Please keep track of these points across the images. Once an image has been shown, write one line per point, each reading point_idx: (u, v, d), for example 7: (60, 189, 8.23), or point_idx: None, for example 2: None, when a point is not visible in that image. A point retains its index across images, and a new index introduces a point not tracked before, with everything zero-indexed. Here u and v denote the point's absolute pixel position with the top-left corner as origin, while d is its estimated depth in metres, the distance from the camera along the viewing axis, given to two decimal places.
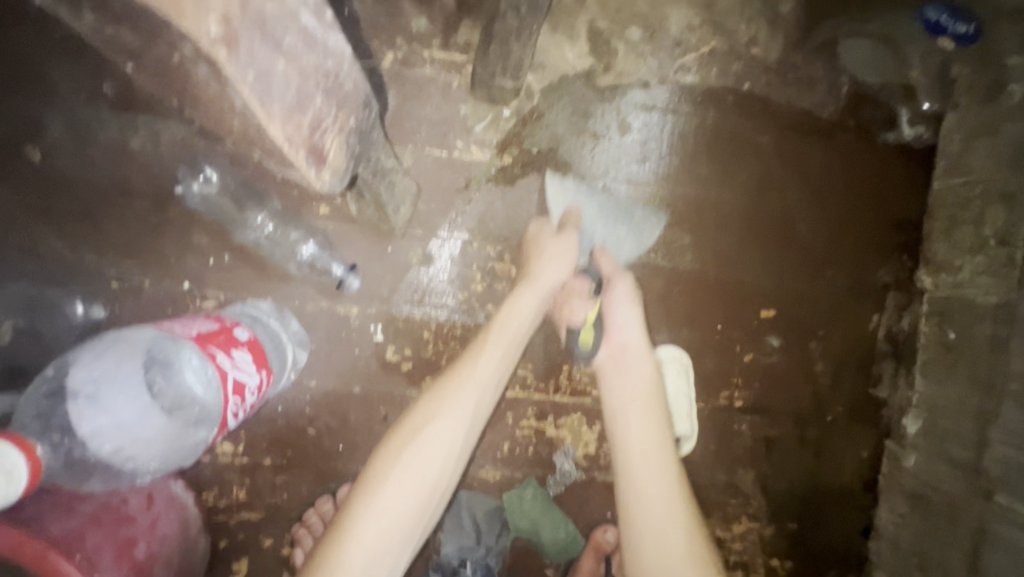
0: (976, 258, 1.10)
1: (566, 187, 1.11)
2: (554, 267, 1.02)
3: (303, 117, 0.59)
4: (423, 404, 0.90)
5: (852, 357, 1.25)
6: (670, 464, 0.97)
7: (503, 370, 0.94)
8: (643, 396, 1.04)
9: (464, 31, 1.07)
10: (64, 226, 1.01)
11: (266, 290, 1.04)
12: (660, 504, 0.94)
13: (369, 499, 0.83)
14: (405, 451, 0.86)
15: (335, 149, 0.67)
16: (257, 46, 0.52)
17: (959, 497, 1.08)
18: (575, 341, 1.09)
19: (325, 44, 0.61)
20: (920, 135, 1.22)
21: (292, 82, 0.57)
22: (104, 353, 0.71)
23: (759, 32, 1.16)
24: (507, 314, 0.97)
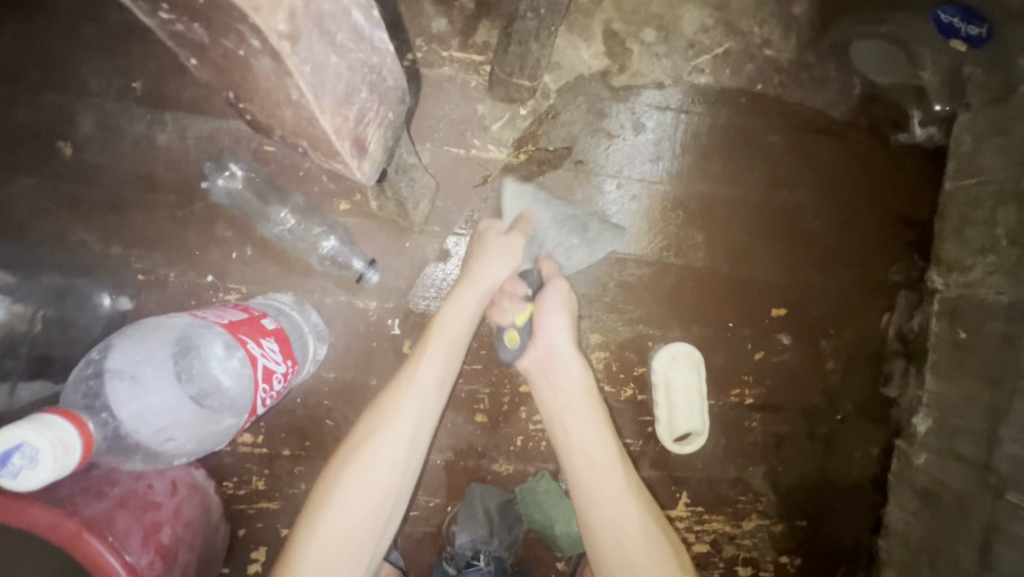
0: (986, 257, 1.12)
1: (522, 194, 1.12)
2: (495, 265, 0.99)
3: (349, 110, 0.61)
4: (364, 421, 0.91)
5: (863, 356, 1.26)
6: (620, 468, 0.98)
7: (445, 378, 0.95)
8: (580, 404, 1.02)
9: (482, 31, 1.09)
10: (92, 219, 1.04)
11: (287, 283, 1.07)
12: (615, 508, 0.94)
13: (318, 516, 0.84)
14: (349, 465, 0.87)
15: (375, 142, 0.70)
16: (316, 42, 0.55)
17: (970, 494, 1.09)
18: (502, 341, 1.03)
19: (372, 41, 0.63)
20: (932, 135, 1.23)
21: (343, 76, 0.59)
22: (146, 339, 0.74)
23: (772, 33, 1.18)
24: (446, 319, 0.96)
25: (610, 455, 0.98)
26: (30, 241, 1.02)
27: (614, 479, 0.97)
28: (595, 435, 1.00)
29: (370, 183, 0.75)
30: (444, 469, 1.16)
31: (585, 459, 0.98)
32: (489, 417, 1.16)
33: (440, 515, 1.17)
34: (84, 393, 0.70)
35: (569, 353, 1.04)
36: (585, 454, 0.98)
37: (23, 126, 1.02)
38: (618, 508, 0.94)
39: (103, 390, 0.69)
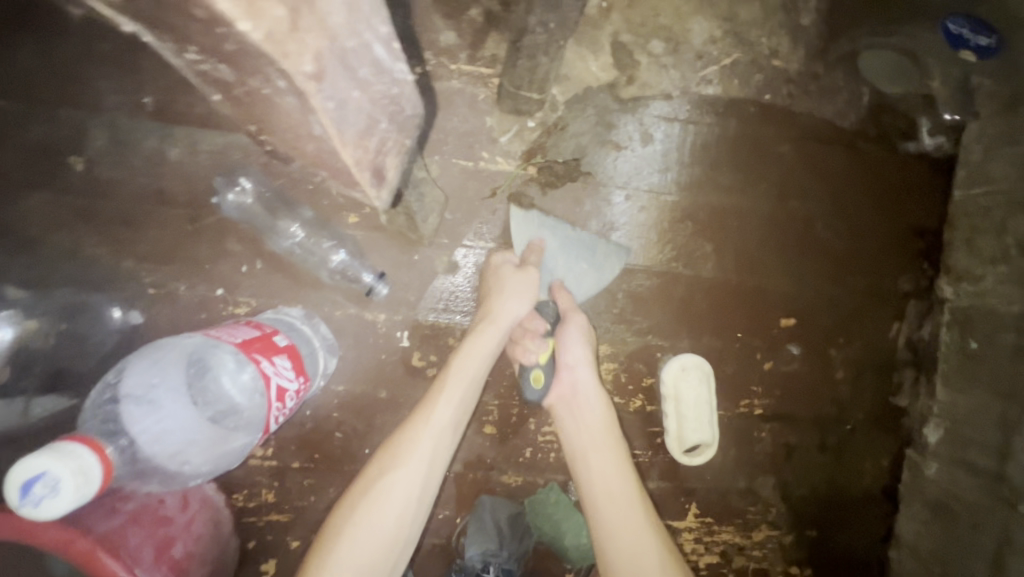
0: (998, 267, 1.11)
1: (529, 222, 1.11)
2: (514, 303, 1.00)
3: (371, 140, 0.65)
4: (379, 460, 0.91)
5: (872, 366, 1.25)
6: (640, 505, 0.97)
7: (460, 416, 0.95)
8: (597, 438, 1.03)
9: (491, 44, 1.10)
10: (104, 233, 1.04)
11: (297, 296, 1.07)
12: (633, 546, 0.93)
13: (331, 556, 0.84)
14: (362, 504, 0.87)
15: (393, 168, 0.77)
16: (340, 78, 0.55)
17: (982, 506, 1.09)
18: (527, 382, 1.05)
19: (393, 73, 0.65)
20: (941, 145, 1.22)
21: (364, 110, 0.62)
22: (159, 360, 0.74)
23: (780, 44, 1.18)
24: (463, 356, 0.96)
25: (627, 492, 0.98)
26: (41, 255, 1.03)
27: (630, 516, 0.96)
28: (614, 472, 0.99)
29: (384, 206, 0.82)
30: (453, 481, 1.16)
31: (598, 496, 0.97)
32: (499, 428, 1.16)
33: (450, 527, 1.17)
34: (98, 419, 0.69)
35: (592, 389, 1.05)
36: (604, 490, 0.98)
37: (35, 141, 1.02)
38: (635, 549, 0.93)
39: (118, 415, 0.68)
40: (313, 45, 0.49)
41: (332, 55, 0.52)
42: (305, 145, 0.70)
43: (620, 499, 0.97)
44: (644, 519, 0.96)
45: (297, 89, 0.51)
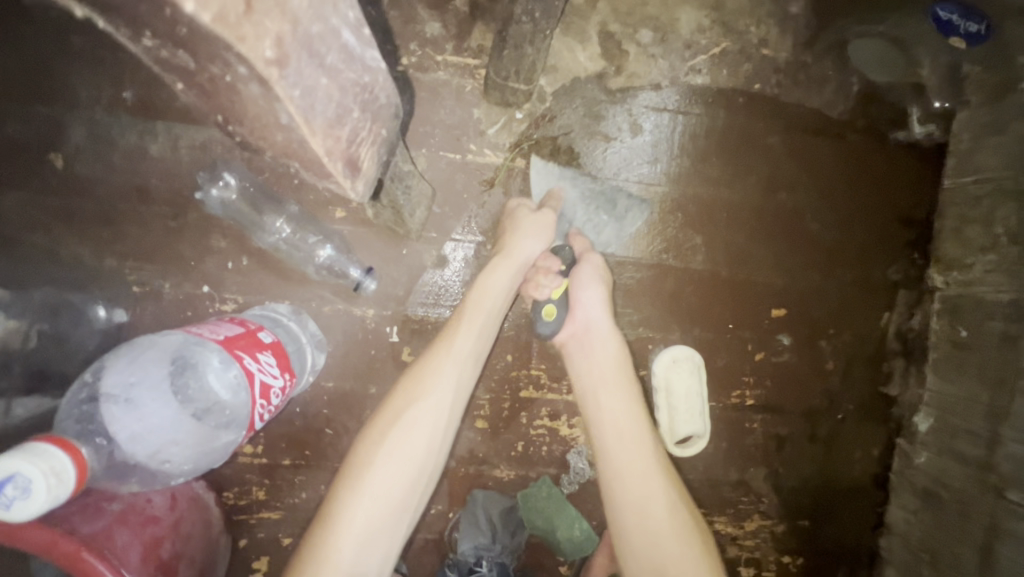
0: (987, 256, 1.11)
1: (547, 171, 1.12)
2: (530, 242, 1.01)
3: (341, 130, 0.62)
4: (403, 387, 0.90)
5: (863, 356, 1.25)
6: (649, 444, 0.98)
7: (479, 345, 0.95)
8: (612, 375, 1.03)
9: (477, 35, 1.08)
10: (87, 231, 1.03)
11: (283, 292, 1.06)
12: (641, 484, 0.95)
13: (356, 484, 0.83)
14: (389, 435, 0.86)
15: (369, 159, 0.71)
16: (305, 66, 0.55)
17: (970, 493, 1.10)
18: (539, 316, 1.04)
19: (363, 59, 0.63)
20: (931, 133, 1.22)
21: (334, 98, 0.60)
22: (140, 359, 0.73)
23: (769, 32, 1.17)
24: (480, 291, 0.97)
25: (638, 435, 0.99)
26: (24, 254, 1.01)
27: (642, 458, 0.97)
28: (627, 411, 1.00)
29: (366, 197, 0.77)
30: (445, 476, 1.16)
31: (615, 432, 0.99)
32: (490, 422, 1.16)
33: (443, 522, 1.17)
34: (76, 419, 0.68)
35: (605, 327, 1.05)
36: (616, 427, 0.99)
37: (13, 138, 1.00)
38: (647, 489, 0.94)
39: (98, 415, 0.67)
40: (274, 31, 0.50)
41: (294, 42, 0.53)
42: (277, 137, 0.68)
43: (631, 439, 0.98)
44: (654, 461, 0.97)
45: (258, 78, 0.52)
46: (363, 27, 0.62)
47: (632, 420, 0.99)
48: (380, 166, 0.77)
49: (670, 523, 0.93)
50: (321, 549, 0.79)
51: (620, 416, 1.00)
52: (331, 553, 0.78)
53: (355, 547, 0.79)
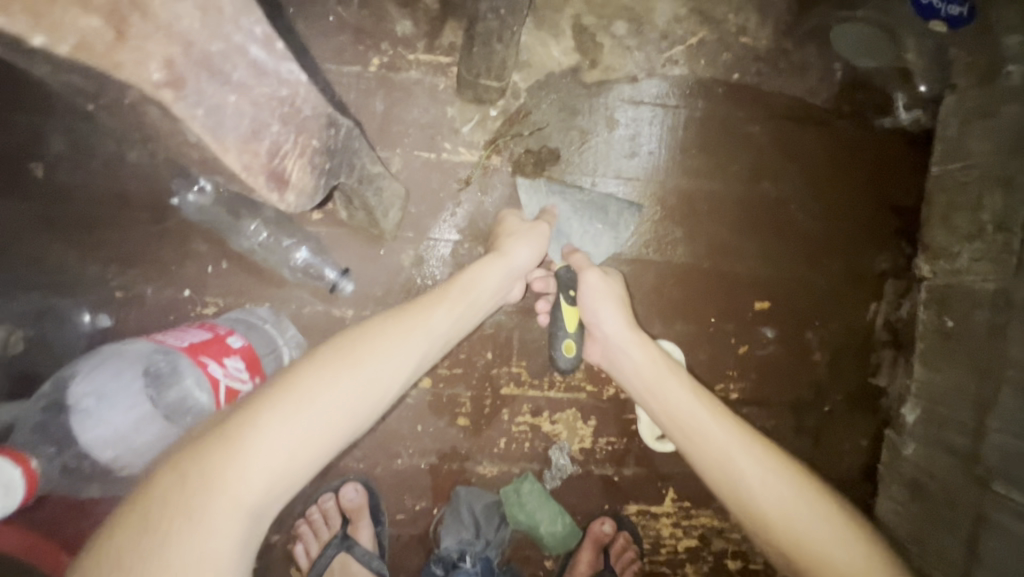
0: (973, 243, 1.08)
1: (536, 189, 1.11)
2: (523, 248, 0.98)
3: (259, 144, 0.67)
4: (368, 330, 0.73)
5: (850, 346, 1.24)
6: (717, 422, 0.90)
7: (458, 325, 0.83)
8: (653, 375, 0.97)
9: (449, 32, 1.08)
10: (69, 239, 1.04)
11: (263, 294, 1.07)
12: (723, 467, 0.87)
13: (286, 415, 0.62)
14: (342, 375, 0.67)
15: (300, 171, 0.72)
16: (206, 84, 0.62)
17: (956, 484, 1.08)
18: (558, 350, 1.06)
19: (279, 74, 0.67)
20: (917, 119, 1.19)
21: (246, 113, 0.65)
22: (103, 368, 0.73)
23: (749, 20, 1.15)
24: (471, 278, 0.88)
25: (704, 420, 0.91)
26: (9, 263, 1.03)
27: (715, 440, 0.89)
28: (682, 403, 0.93)
29: (308, 208, 0.77)
30: (429, 472, 1.17)
31: (687, 420, 0.92)
32: (472, 419, 1.17)
33: (428, 518, 1.18)
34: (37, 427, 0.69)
35: (623, 335, 1.00)
36: (676, 426, 0.93)
37: None
38: (733, 472, 0.86)
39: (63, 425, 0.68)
40: (159, 54, 0.59)
41: (187, 61, 0.61)
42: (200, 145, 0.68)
43: (695, 428, 0.91)
44: (727, 436, 0.89)
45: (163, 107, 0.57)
46: (274, 41, 0.66)
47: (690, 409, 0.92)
48: (326, 174, 0.77)
49: (779, 489, 0.83)
50: (210, 483, 0.57)
51: (680, 408, 0.93)
52: (205, 514, 0.56)
53: (261, 486, 0.59)
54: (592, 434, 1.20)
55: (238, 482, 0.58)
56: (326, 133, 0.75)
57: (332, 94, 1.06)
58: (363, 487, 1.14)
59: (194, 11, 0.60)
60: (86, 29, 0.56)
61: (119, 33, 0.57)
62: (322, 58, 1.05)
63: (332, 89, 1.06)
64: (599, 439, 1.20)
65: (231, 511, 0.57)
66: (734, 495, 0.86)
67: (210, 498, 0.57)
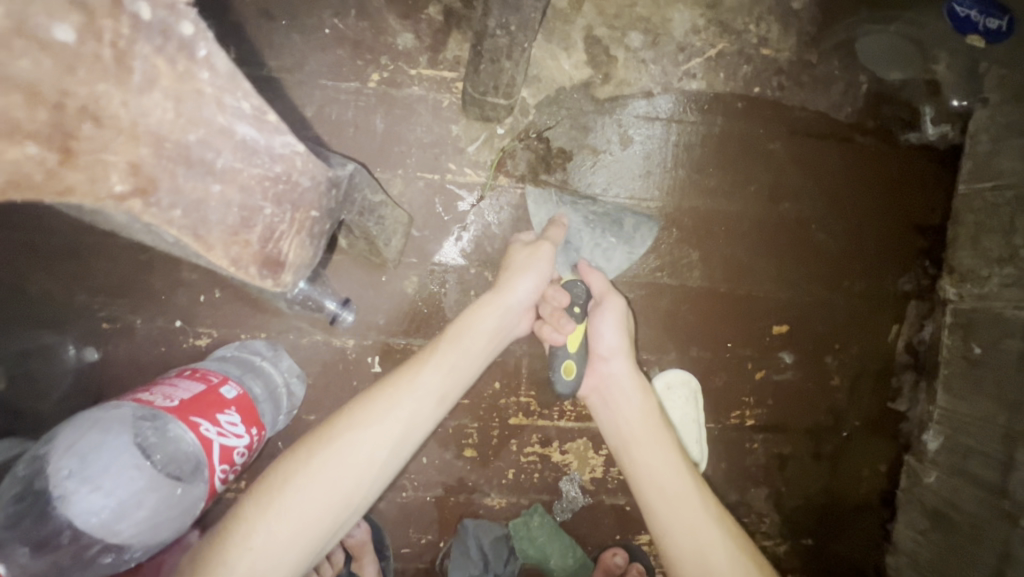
0: (1005, 269, 1.04)
1: (546, 199, 1.05)
2: (522, 282, 0.92)
3: (250, 233, 0.57)
4: (352, 407, 0.77)
5: (870, 370, 1.19)
6: (696, 492, 0.87)
7: (449, 387, 0.82)
8: (646, 427, 0.93)
9: (453, 45, 1.01)
10: (49, 267, 0.97)
11: (259, 325, 1.02)
12: (696, 539, 0.82)
13: (267, 501, 0.68)
14: (317, 455, 0.72)
15: (296, 249, 0.61)
16: (183, 180, 0.53)
17: (983, 518, 1.05)
18: (557, 372, 0.97)
19: (270, 150, 0.56)
20: (945, 134, 1.14)
21: (233, 202, 0.56)
22: (74, 442, 0.65)
23: (770, 31, 1.09)
24: (461, 328, 0.86)
25: (685, 486, 0.87)
26: None
27: (693, 509, 0.85)
28: (669, 467, 0.89)
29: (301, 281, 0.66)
30: (434, 505, 1.13)
31: (670, 480, 0.87)
32: (479, 452, 1.12)
33: (434, 551, 1.14)
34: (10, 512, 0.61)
35: (629, 379, 0.96)
36: (656, 484, 0.87)
37: None
38: (707, 545, 0.82)
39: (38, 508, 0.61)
40: (122, 162, 0.50)
41: (156, 160, 0.52)
42: None
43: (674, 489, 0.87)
44: (706, 509, 0.85)
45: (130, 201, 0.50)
46: (265, 112, 0.55)
47: (673, 470, 0.88)
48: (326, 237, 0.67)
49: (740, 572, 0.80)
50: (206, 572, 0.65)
51: (660, 470, 0.88)
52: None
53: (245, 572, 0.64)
54: (603, 463, 1.15)
55: (227, 566, 0.64)
56: (326, 200, 0.62)
57: (330, 112, 0.99)
58: (367, 522, 1.10)
59: (166, 100, 0.51)
60: (22, 158, 0.46)
61: (65, 152, 0.48)
62: (318, 74, 0.99)
63: (330, 106, 0.99)
64: (611, 469, 1.16)
65: None
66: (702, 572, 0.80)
67: None
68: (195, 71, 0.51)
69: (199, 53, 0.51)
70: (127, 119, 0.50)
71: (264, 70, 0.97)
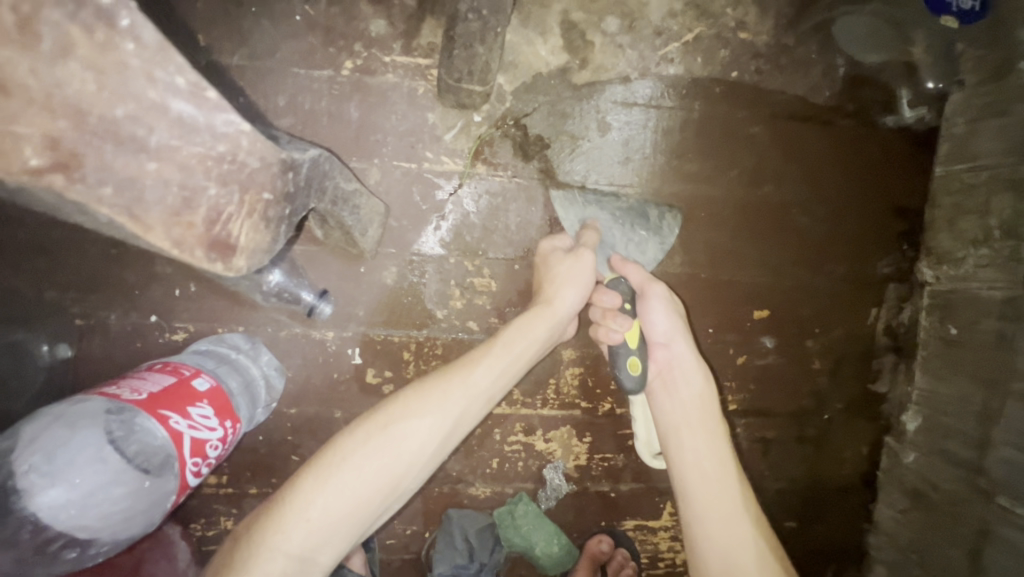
0: (980, 250, 1.05)
1: (571, 201, 1.06)
2: (570, 292, 0.94)
3: (192, 215, 0.54)
4: (408, 394, 0.81)
5: (851, 352, 1.20)
6: (738, 488, 0.87)
7: (497, 387, 0.86)
8: (698, 412, 0.93)
9: (427, 32, 1.00)
10: (18, 264, 0.95)
11: (236, 318, 1.01)
12: (728, 529, 0.83)
13: (323, 478, 0.72)
14: (374, 438, 0.75)
15: (249, 232, 0.59)
16: (114, 156, 0.50)
17: (961, 495, 1.06)
18: (624, 370, 0.95)
19: (212, 129, 0.53)
20: (922, 117, 1.15)
21: (170, 180, 0.52)
22: (40, 437, 0.65)
23: (747, 14, 1.08)
24: (516, 332, 0.89)
25: (727, 474, 0.88)
26: None
27: (732, 500, 0.86)
28: (714, 452, 0.90)
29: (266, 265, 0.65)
30: (419, 495, 1.13)
31: (711, 465, 0.89)
32: (463, 441, 1.12)
33: (419, 541, 1.14)
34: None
35: (690, 360, 0.96)
36: (699, 469, 0.88)
37: None
38: (737, 536, 0.83)
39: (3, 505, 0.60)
40: (36, 134, 0.47)
41: (78, 134, 0.48)
42: None
43: (717, 477, 0.88)
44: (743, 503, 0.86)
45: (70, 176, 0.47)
46: (202, 87, 0.52)
47: (717, 457, 0.89)
48: (286, 218, 0.65)
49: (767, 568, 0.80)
50: (260, 542, 0.68)
51: (701, 456, 0.89)
52: (254, 567, 0.66)
53: (300, 540, 0.68)
54: (587, 451, 1.16)
55: (280, 536, 0.68)
56: (279, 182, 0.61)
57: (303, 101, 0.98)
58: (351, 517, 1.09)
59: (85, 70, 0.47)
60: None
61: None
62: (289, 62, 0.97)
63: (303, 95, 0.98)
64: (595, 456, 1.16)
65: (273, 558, 0.67)
66: (724, 562, 0.81)
67: (259, 551, 0.67)
68: (116, 41, 0.47)
69: (121, 22, 0.47)
70: (42, 89, 0.46)
71: (234, 59, 0.96)
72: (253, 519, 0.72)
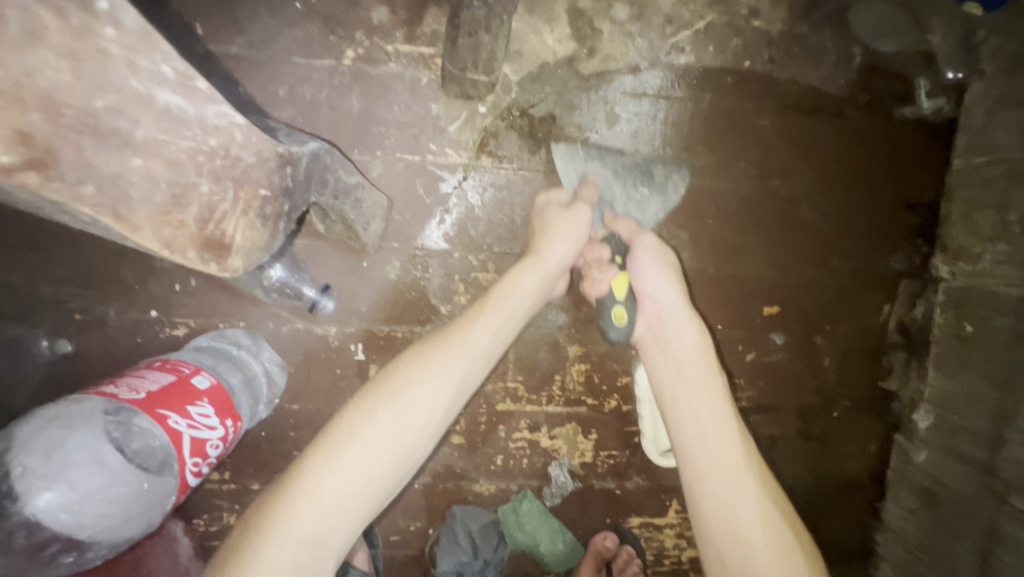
0: (997, 245, 1.02)
1: (574, 156, 1.02)
2: (562, 244, 0.92)
3: (184, 214, 0.52)
4: (409, 365, 0.79)
5: (860, 350, 1.18)
6: (738, 442, 0.86)
7: (495, 344, 0.84)
8: (693, 367, 0.92)
9: (431, 20, 0.97)
10: (15, 258, 0.94)
11: (236, 313, 0.99)
12: (729, 486, 0.82)
13: (331, 456, 0.70)
14: (379, 410, 0.74)
15: (244, 231, 0.58)
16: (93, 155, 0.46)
17: (973, 496, 1.04)
18: (608, 320, 0.96)
19: (201, 122, 0.51)
20: (939, 108, 1.11)
21: (158, 182, 0.50)
22: (39, 440, 0.64)
23: (759, 2, 1.05)
24: (508, 288, 0.87)
25: (725, 429, 0.86)
26: None
27: (728, 452, 0.85)
28: (711, 407, 0.88)
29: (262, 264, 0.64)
30: (423, 492, 1.12)
31: (707, 418, 0.87)
32: (466, 438, 1.11)
33: (423, 538, 1.13)
34: None
35: (681, 313, 0.94)
36: (697, 429, 0.86)
37: None
38: (736, 492, 0.82)
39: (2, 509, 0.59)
40: (5, 129, 0.41)
41: (53, 129, 0.43)
42: None
43: (717, 440, 0.85)
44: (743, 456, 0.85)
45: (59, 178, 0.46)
46: (191, 79, 0.49)
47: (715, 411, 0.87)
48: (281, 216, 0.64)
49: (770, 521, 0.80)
50: (269, 528, 0.66)
51: (698, 411, 0.88)
52: (266, 553, 0.65)
53: (314, 522, 0.67)
54: (592, 448, 1.14)
55: (291, 520, 0.66)
56: (277, 177, 0.61)
57: (303, 91, 0.95)
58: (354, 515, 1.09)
59: (59, 59, 0.42)
60: None
61: None
62: (289, 51, 0.94)
63: (303, 85, 0.95)
64: (600, 453, 1.15)
65: (285, 545, 0.65)
66: (723, 518, 0.80)
67: (269, 536, 0.66)
68: (95, 27, 0.43)
69: (99, 6, 0.43)
70: (10, 79, 0.41)
71: (232, 48, 0.93)
72: (258, 504, 0.70)
